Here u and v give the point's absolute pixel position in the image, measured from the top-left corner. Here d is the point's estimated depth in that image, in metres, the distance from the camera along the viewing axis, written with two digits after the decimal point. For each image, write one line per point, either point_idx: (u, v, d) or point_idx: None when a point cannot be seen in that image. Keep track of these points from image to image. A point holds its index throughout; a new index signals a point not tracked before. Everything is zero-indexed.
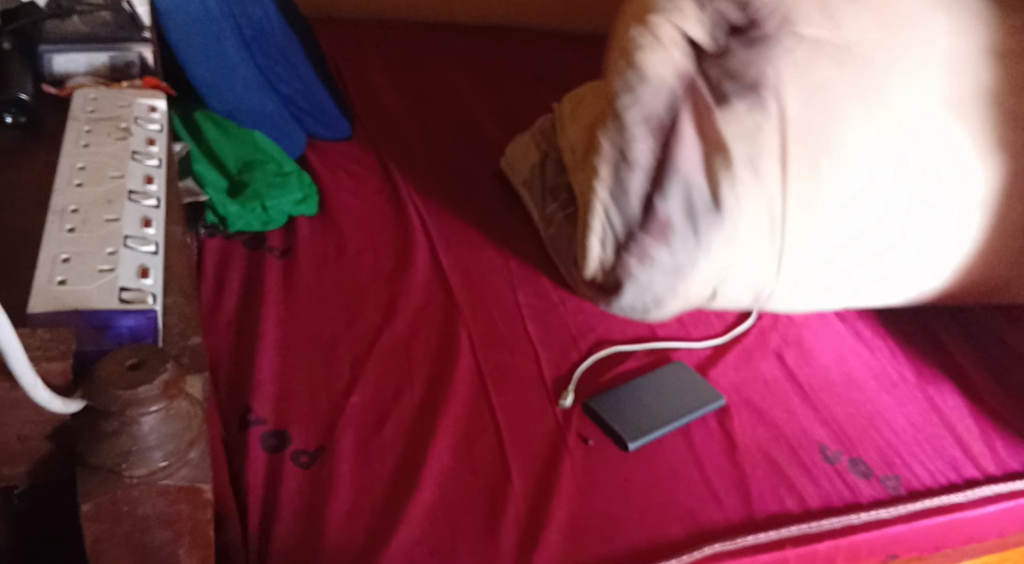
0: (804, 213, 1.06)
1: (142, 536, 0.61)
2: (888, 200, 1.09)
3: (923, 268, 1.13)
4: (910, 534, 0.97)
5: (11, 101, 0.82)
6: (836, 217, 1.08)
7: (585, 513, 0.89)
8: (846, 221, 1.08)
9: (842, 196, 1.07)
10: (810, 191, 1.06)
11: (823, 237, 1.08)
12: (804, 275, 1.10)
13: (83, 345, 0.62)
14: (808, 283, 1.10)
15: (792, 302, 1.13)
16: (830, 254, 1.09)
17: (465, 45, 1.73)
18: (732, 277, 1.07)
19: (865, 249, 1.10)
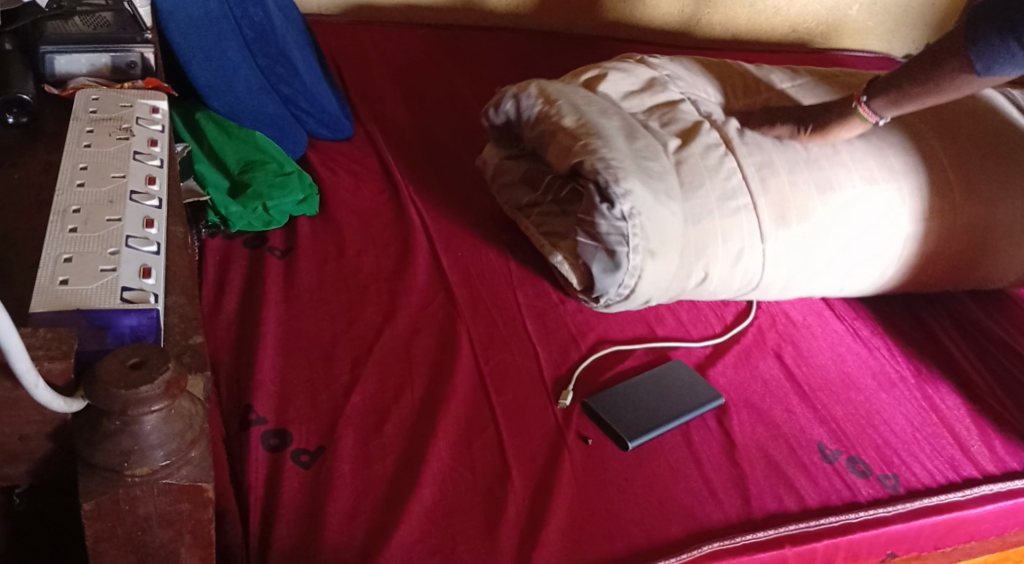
0: (762, 182, 1.12)
1: (143, 535, 0.61)
2: (840, 172, 1.14)
3: (897, 225, 1.16)
4: (909, 533, 0.98)
5: (12, 101, 0.83)
6: (798, 186, 1.12)
7: (585, 513, 0.89)
8: (809, 190, 1.12)
9: (794, 170, 1.13)
10: (759, 169, 1.13)
11: (791, 202, 1.11)
12: (786, 238, 1.11)
13: (85, 345, 0.61)
14: (791, 248, 1.11)
15: (781, 271, 1.12)
16: (804, 217, 1.11)
17: (465, 46, 1.73)
18: (710, 252, 1.08)
19: (838, 211, 1.13)
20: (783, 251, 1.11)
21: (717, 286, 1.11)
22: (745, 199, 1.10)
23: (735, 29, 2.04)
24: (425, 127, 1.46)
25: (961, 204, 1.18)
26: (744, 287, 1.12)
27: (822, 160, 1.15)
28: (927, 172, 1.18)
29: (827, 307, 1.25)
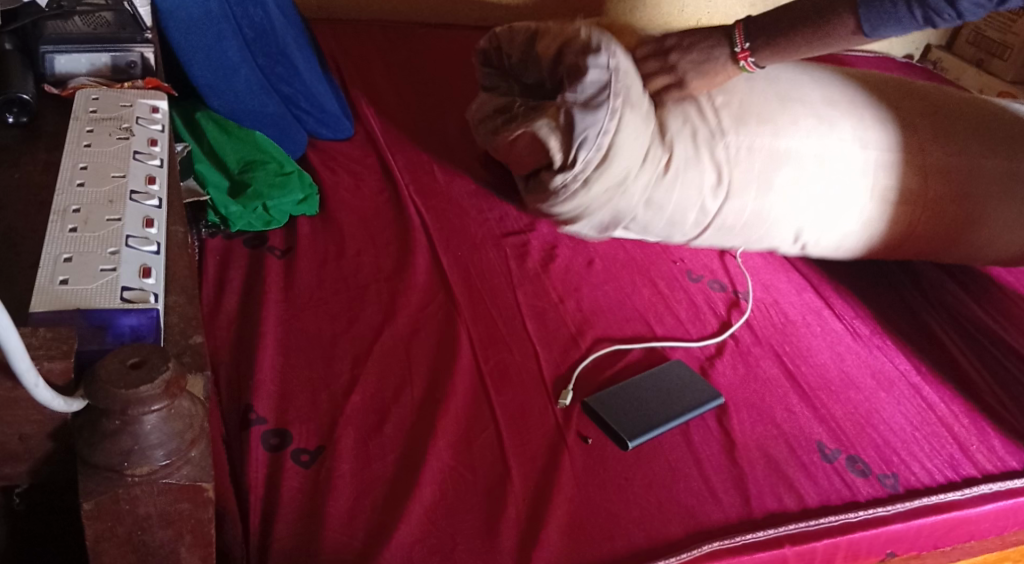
0: (734, 114, 1.18)
1: (143, 535, 0.61)
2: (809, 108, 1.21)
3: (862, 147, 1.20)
4: (908, 533, 0.98)
5: (12, 101, 0.83)
6: (767, 115, 1.19)
7: (585, 512, 0.90)
8: (775, 120, 1.19)
9: (761, 100, 1.20)
10: (735, 99, 1.20)
11: (759, 120, 1.18)
12: (752, 155, 1.17)
13: (86, 345, 0.61)
14: (755, 164, 1.17)
15: (749, 184, 1.17)
16: (768, 131, 1.18)
17: (464, 45, 1.73)
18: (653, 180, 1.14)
19: (804, 135, 1.19)
20: (747, 153, 1.17)
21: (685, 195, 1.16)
22: (713, 114, 1.18)
23: None
24: (425, 127, 1.46)
25: (932, 177, 1.21)
26: (713, 189, 1.16)
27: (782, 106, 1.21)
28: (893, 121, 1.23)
29: (827, 307, 1.25)
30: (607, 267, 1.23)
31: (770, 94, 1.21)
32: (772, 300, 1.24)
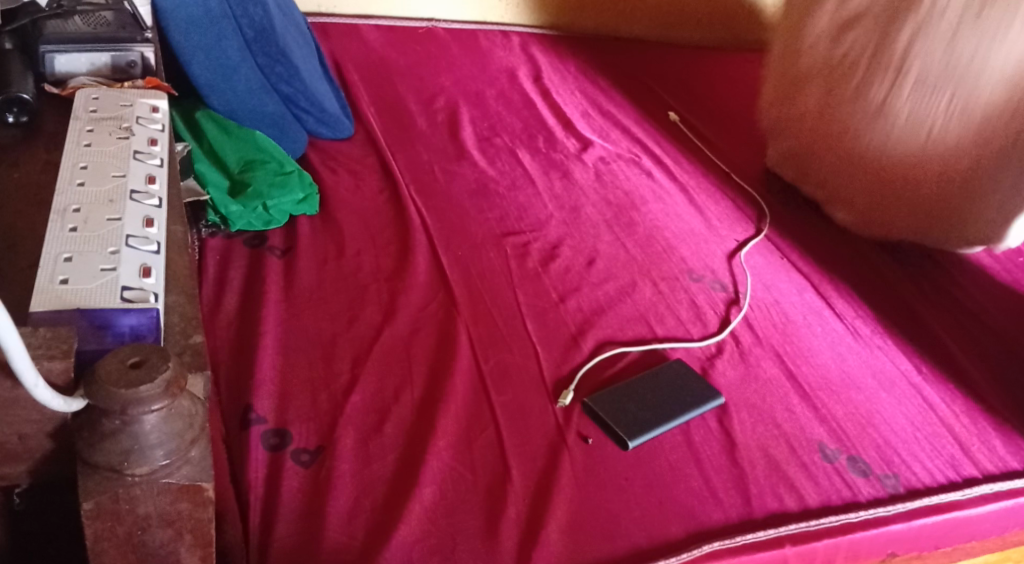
0: (881, 109, 1.26)
1: (143, 535, 0.61)
2: (862, 66, 1.28)
3: (905, 54, 1.21)
4: (909, 533, 0.98)
5: (12, 101, 0.83)
6: (887, 73, 1.24)
7: (585, 512, 0.89)
8: (892, 64, 1.23)
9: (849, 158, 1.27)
10: (860, 96, 1.29)
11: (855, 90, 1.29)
12: (921, 107, 1.21)
13: (85, 345, 0.61)
14: (928, 115, 1.21)
15: (962, 137, 1.18)
16: (908, 74, 1.21)
17: (464, 47, 1.74)
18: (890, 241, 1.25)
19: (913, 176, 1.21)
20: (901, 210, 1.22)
21: (934, 169, 1.22)
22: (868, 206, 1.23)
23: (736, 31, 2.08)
24: (425, 127, 1.46)
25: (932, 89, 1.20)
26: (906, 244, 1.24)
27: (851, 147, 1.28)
28: (830, 71, 1.35)
29: (827, 307, 1.25)
30: (607, 267, 1.23)
31: (859, 85, 1.29)
32: (772, 300, 1.24)
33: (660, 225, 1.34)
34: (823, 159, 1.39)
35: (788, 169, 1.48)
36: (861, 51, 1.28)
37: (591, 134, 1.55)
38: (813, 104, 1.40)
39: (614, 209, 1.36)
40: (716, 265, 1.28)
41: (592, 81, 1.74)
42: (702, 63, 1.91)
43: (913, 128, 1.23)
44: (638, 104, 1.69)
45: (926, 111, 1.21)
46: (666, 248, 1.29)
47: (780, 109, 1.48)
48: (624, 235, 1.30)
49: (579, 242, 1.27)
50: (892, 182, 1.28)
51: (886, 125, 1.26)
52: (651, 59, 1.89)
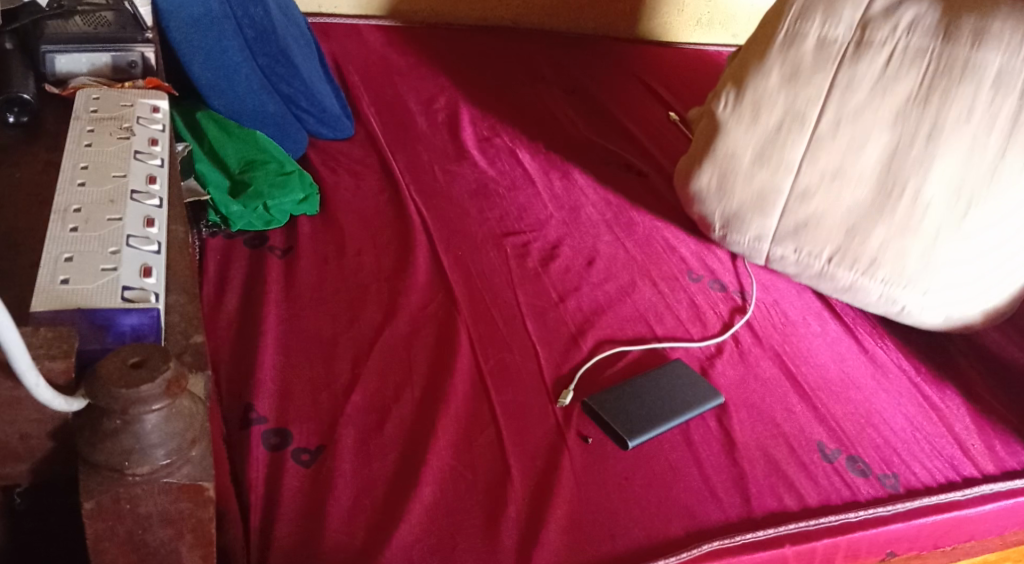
0: (856, 230, 1.17)
1: (144, 534, 0.61)
2: (865, 143, 1.14)
3: (916, 165, 1.12)
4: (908, 533, 0.98)
5: (12, 101, 0.83)
6: (883, 178, 1.14)
7: (585, 511, 0.90)
8: (895, 160, 1.13)
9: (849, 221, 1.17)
10: (839, 205, 1.17)
11: (854, 171, 1.15)
12: (917, 239, 1.14)
13: (86, 345, 0.62)
14: (916, 258, 1.14)
15: (958, 257, 1.13)
16: (906, 191, 1.13)
17: (464, 47, 1.75)
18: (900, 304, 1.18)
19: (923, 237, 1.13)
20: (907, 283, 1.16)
21: (917, 283, 1.16)
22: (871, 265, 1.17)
23: (734, 30, 2.09)
24: (425, 127, 1.46)
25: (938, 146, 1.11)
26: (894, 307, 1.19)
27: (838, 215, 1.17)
28: (859, 133, 1.14)
29: (826, 308, 1.25)
30: (607, 267, 1.23)
31: (790, 151, 1.18)
32: (772, 300, 1.24)
33: (659, 225, 1.34)
34: (800, 233, 1.20)
35: (730, 208, 1.24)
36: (871, 132, 1.14)
37: (591, 134, 1.55)
38: (847, 165, 1.16)
39: (613, 209, 1.36)
40: (715, 265, 1.28)
41: (592, 81, 1.73)
42: (701, 64, 1.91)
43: (903, 269, 1.16)
44: (638, 104, 1.68)
45: (917, 243, 1.14)
46: (666, 248, 1.29)
47: (734, 126, 1.21)
48: (623, 235, 1.30)
49: (578, 242, 1.27)
50: (858, 289, 1.20)
51: (864, 265, 1.18)
52: (652, 59, 1.88)
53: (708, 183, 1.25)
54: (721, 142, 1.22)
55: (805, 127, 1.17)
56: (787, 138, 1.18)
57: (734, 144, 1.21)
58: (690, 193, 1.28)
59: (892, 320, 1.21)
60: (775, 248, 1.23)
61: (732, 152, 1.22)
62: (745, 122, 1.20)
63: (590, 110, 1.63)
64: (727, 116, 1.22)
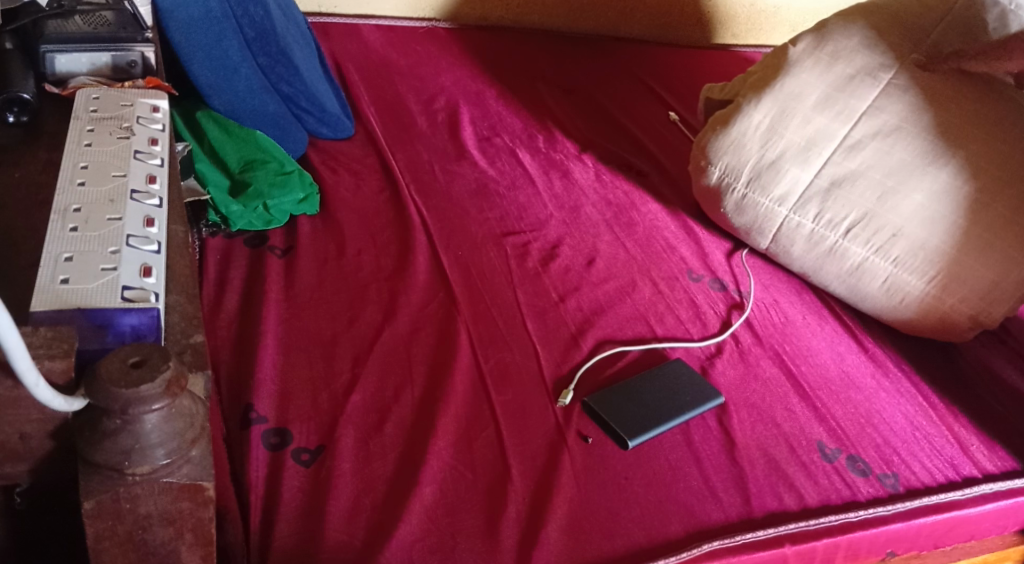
0: (888, 194, 1.17)
1: (143, 534, 0.61)
2: (925, 112, 1.17)
3: (963, 139, 1.16)
4: (908, 533, 0.98)
5: (12, 100, 0.83)
6: (931, 148, 1.16)
7: (585, 511, 0.90)
8: (948, 134, 1.16)
9: (881, 183, 1.17)
10: (882, 166, 1.17)
11: (906, 131, 1.17)
12: (943, 215, 1.14)
13: (86, 345, 0.62)
14: (938, 235, 1.14)
15: (976, 239, 1.13)
16: (950, 163, 1.15)
17: (463, 46, 1.75)
18: (902, 287, 1.17)
19: (944, 216, 1.14)
20: (918, 262, 1.16)
21: (929, 264, 1.15)
22: (889, 236, 1.17)
23: (734, 29, 2.09)
24: (425, 126, 1.46)
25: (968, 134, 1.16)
26: (895, 292, 1.18)
27: (875, 175, 1.18)
28: (926, 101, 1.18)
29: (827, 308, 1.25)
30: (607, 266, 1.23)
31: (849, 103, 1.20)
32: (772, 299, 1.24)
33: (659, 225, 1.34)
34: (830, 193, 1.20)
35: (768, 157, 1.23)
36: (928, 105, 1.17)
37: (591, 134, 1.55)
38: (902, 126, 1.18)
39: (614, 209, 1.36)
40: (714, 264, 1.28)
41: (591, 81, 1.73)
42: (701, 63, 1.91)
43: (921, 240, 1.15)
44: (638, 104, 1.68)
45: (940, 219, 1.14)
46: (666, 247, 1.29)
47: (807, 70, 1.24)
48: (624, 235, 1.30)
49: (578, 241, 1.27)
50: (865, 267, 1.18)
51: (882, 238, 1.17)
52: (652, 60, 1.88)
53: (756, 125, 1.25)
54: (786, 83, 1.24)
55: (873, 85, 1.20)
56: (854, 93, 1.20)
57: (801, 87, 1.23)
58: (726, 141, 1.27)
59: (892, 310, 1.19)
60: (796, 210, 1.22)
61: (795, 95, 1.23)
62: (815, 71, 1.23)
63: (589, 110, 1.63)
64: (801, 62, 1.24)
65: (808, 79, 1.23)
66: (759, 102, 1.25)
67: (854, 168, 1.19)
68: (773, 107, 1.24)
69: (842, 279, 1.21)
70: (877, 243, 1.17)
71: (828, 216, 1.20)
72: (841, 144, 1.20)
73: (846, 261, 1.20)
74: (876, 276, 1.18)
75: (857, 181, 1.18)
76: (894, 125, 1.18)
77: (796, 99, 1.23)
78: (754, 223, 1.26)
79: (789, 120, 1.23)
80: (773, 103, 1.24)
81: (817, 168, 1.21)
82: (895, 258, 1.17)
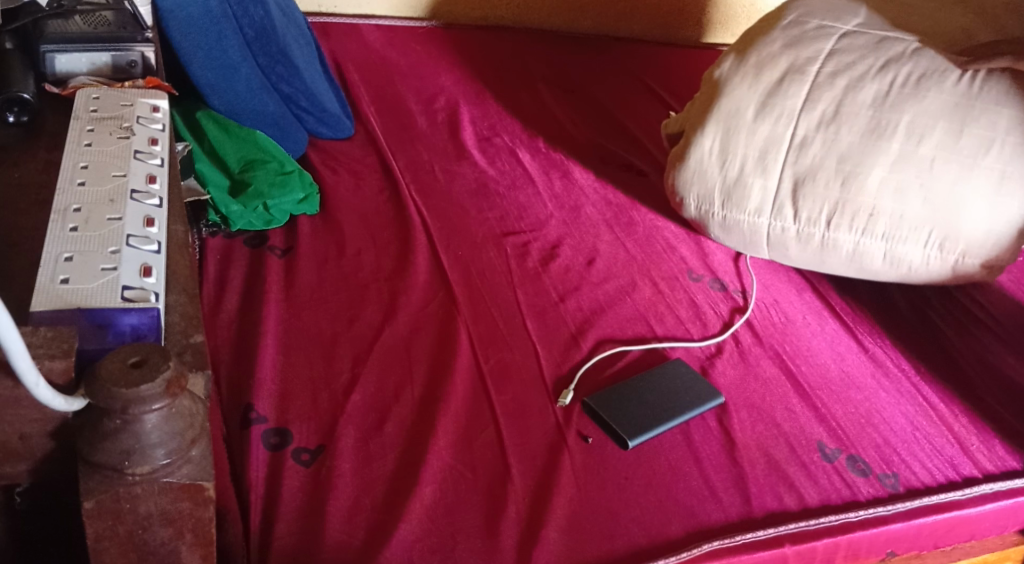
0: (852, 178, 1.14)
1: (143, 534, 0.61)
2: (856, 93, 1.17)
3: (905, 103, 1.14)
4: (908, 532, 0.98)
5: (12, 100, 0.83)
6: (872, 124, 1.15)
7: (585, 511, 0.90)
8: (885, 106, 1.15)
9: (846, 172, 1.15)
10: (834, 154, 1.16)
11: (846, 117, 1.16)
12: (911, 180, 1.12)
13: (85, 345, 0.62)
14: (914, 203, 1.12)
15: (953, 189, 1.11)
16: (897, 131, 1.14)
17: (462, 46, 1.75)
18: (904, 253, 1.15)
19: (917, 178, 1.12)
20: (911, 228, 1.13)
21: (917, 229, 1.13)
22: (872, 216, 1.14)
23: (736, 30, 2.09)
24: (425, 126, 1.46)
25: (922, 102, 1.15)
26: (898, 261, 1.16)
27: (837, 165, 1.15)
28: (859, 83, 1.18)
29: (827, 307, 1.25)
30: (607, 266, 1.23)
31: (786, 105, 1.20)
32: (772, 299, 1.24)
33: (659, 225, 1.34)
34: (799, 193, 1.17)
35: (729, 176, 1.21)
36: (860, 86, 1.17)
37: (591, 134, 1.55)
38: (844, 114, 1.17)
39: (613, 209, 1.36)
40: (713, 264, 1.28)
41: (591, 81, 1.73)
42: (702, 63, 1.91)
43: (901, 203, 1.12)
44: (639, 104, 1.68)
45: (915, 183, 1.12)
46: (666, 247, 1.29)
47: (738, 84, 1.23)
48: (623, 235, 1.30)
49: (578, 241, 1.27)
50: (861, 248, 1.16)
51: (864, 220, 1.15)
52: (653, 60, 1.88)
53: (708, 150, 1.24)
54: (723, 101, 1.24)
55: (801, 84, 1.20)
56: (785, 93, 1.20)
57: (736, 103, 1.23)
58: (687, 174, 1.26)
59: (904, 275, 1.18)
60: (773, 217, 1.19)
61: (733, 111, 1.22)
62: (743, 80, 1.23)
63: (590, 109, 1.63)
64: (729, 80, 1.25)
65: (740, 89, 1.23)
66: (704, 128, 1.25)
67: (815, 163, 1.17)
68: (718, 125, 1.23)
69: (847, 265, 1.20)
70: (863, 227, 1.15)
71: (806, 217, 1.17)
72: (795, 144, 1.18)
73: (841, 251, 1.18)
74: (876, 254, 1.16)
75: (819, 178, 1.16)
76: (832, 117, 1.17)
77: (737, 115, 1.22)
78: (743, 241, 1.25)
79: (738, 137, 1.21)
80: (718, 123, 1.23)
81: (778, 173, 1.19)
82: (887, 233, 1.14)
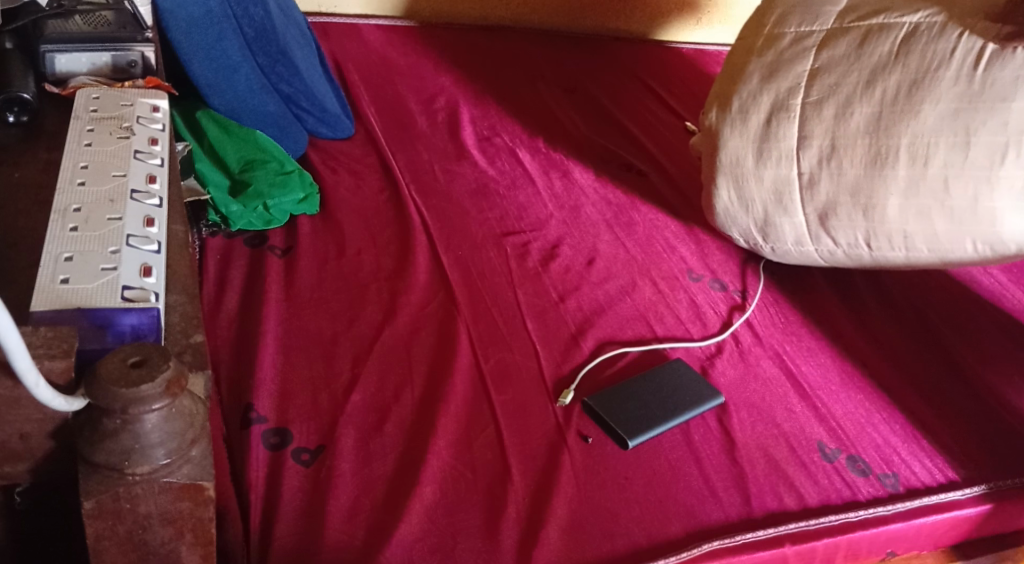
0: (869, 207, 1.10)
1: (143, 534, 0.61)
2: (846, 120, 1.11)
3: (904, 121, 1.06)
4: (908, 532, 0.98)
5: (12, 100, 0.83)
6: (872, 152, 1.08)
7: (585, 511, 0.90)
8: (880, 129, 1.08)
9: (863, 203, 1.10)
10: (844, 190, 1.11)
11: (845, 148, 1.11)
12: (928, 206, 1.05)
13: (86, 345, 0.62)
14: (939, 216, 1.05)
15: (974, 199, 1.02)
16: (898, 156, 1.06)
17: (462, 46, 1.75)
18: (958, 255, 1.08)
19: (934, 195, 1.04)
20: (952, 237, 1.06)
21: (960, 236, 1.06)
22: (905, 233, 1.09)
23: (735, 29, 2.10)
24: (425, 126, 1.47)
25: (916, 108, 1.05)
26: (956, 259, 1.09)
27: (854, 197, 1.11)
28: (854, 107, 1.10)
29: (829, 307, 1.25)
30: (607, 266, 1.23)
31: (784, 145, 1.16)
32: (773, 299, 1.24)
33: (660, 225, 1.34)
34: (827, 223, 1.15)
35: (756, 219, 1.21)
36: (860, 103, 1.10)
37: (591, 134, 1.55)
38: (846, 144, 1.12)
39: (613, 209, 1.36)
40: (714, 264, 1.28)
41: (590, 81, 1.73)
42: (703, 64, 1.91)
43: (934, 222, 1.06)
44: (640, 105, 1.68)
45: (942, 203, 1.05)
46: (666, 247, 1.29)
47: (731, 132, 1.21)
48: (624, 235, 1.30)
49: (578, 242, 1.27)
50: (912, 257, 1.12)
51: (899, 240, 1.10)
52: (654, 60, 1.88)
53: (727, 200, 1.22)
54: (722, 154, 1.22)
55: (793, 118, 1.16)
56: (778, 135, 1.16)
57: (734, 153, 1.20)
58: (720, 218, 1.26)
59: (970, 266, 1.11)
60: (815, 245, 1.18)
61: (735, 159, 1.20)
62: (737, 124, 1.20)
63: (589, 110, 1.63)
64: (723, 127, 1.22)
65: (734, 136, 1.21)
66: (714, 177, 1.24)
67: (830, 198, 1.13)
68: (727, 171, 1.21)
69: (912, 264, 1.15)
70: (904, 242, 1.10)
71: (845, 242, 1.15)
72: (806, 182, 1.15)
73: (894, 261, 1.14)
74: (931, 261, 1.11)
75: (838, 214, 1.13)
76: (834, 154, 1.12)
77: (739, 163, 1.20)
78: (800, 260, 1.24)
79: (749, 184, 1.19)
80: (727, 171, 1.21)
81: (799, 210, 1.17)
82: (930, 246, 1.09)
